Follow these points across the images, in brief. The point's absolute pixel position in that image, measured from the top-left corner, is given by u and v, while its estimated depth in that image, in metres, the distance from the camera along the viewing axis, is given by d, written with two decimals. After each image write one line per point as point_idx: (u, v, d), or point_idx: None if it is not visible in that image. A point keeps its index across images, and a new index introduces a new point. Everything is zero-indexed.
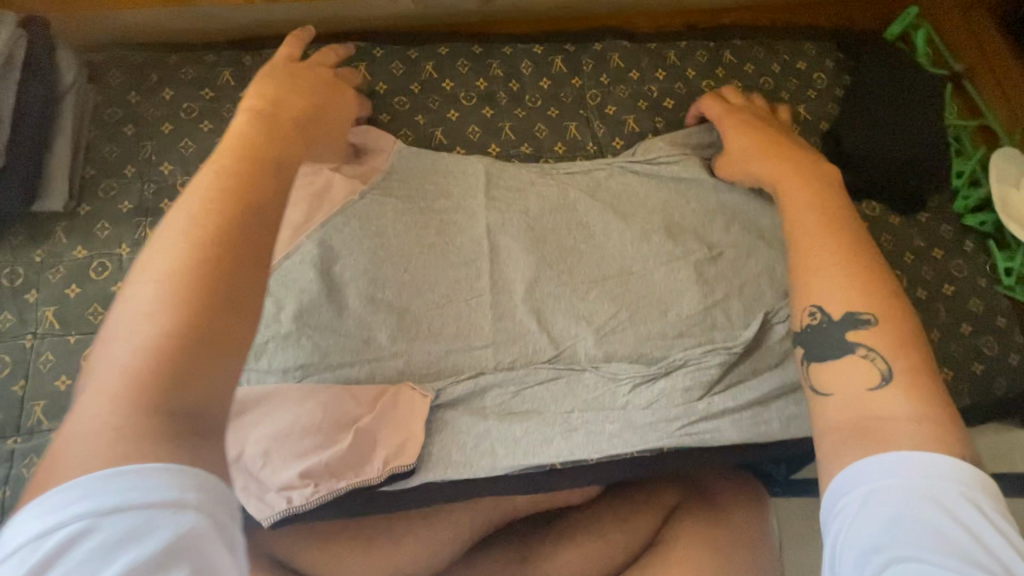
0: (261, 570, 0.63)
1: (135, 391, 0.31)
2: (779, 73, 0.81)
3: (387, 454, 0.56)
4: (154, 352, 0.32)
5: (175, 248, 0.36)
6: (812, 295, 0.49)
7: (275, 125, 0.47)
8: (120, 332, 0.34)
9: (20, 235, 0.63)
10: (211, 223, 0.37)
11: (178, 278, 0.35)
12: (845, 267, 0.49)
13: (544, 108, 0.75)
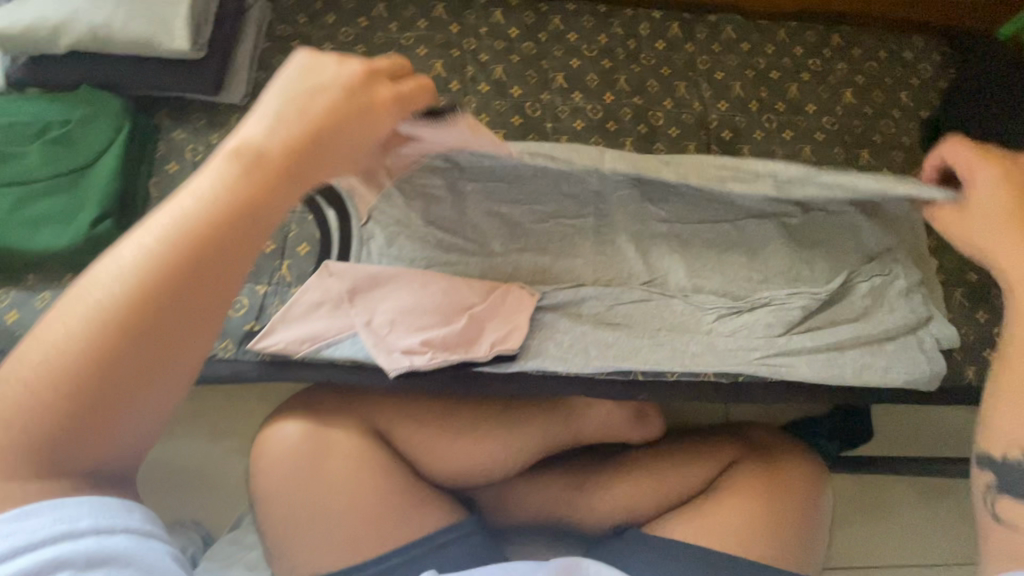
0: (365, 434, 0.72)
1: (29, 444, 0.31)
2: (884, 60, 0.84)
3: (494, 339, 0.64)
4: (40, 417, 0.31)
5: (95, 295, 0.33)
6: (1007, 426, 0.54)
7: (271, 166, 0.38)
8: (24, 370, 0.32)
9: (201, 119, 0.73)
10: (143, 278, 0.33)
11: (86, 338, 0.32)
12: None
13: (658, 67, 0.81)
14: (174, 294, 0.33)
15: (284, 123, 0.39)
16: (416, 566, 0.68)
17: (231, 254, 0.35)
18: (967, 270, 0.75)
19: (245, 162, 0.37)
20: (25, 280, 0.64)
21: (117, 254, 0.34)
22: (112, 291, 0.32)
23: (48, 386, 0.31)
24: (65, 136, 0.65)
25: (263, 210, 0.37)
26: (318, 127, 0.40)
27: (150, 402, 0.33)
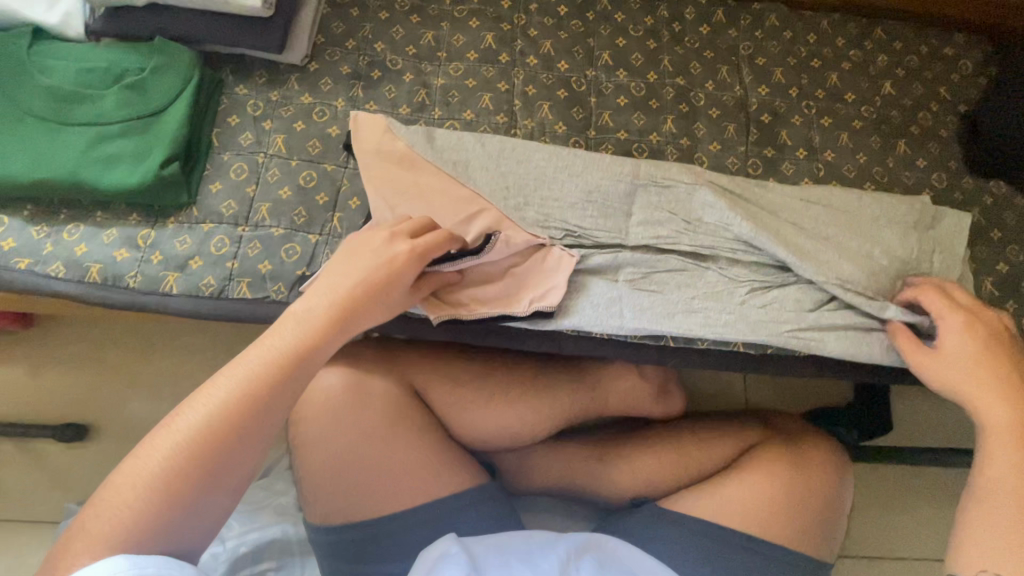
0: (400, 387, 0.75)
1: (151, 499, 0.42)
2: (925, 55, 0.86)
3: (534, 296, 0.67)
4: (172, 473, 0.43)
5: (224, 386, 0.46)
6: (974, 534, 0.54)
7: (348, 298, 0.54)
8: (161, 443, 0.43)
9: (263, 77, 0.77)
10: (257, 374, 0.47)
11: (217, 414, 0.44)
12: (1010, 534, 0.52)
13: (701, 50, 0.83)
14: (273, 387, 0.47)
15: (301, 320, 0.51)
16: (441, 515, 0.71)
17: (254, 431, 0.46)
18: (1000, 260, 0.75)
19: (315, 318, 0.51)
20: (96, 216, 0.69)
21: (226, 379, 0.46)
22: (195, 418, 0.44)
23: (143, 481, 0.42)
24: (140, 83, 0.69)
25: (307, 361, 0.49)
26: (324, 329, 0.51)
27: (210, 509, 0.44)
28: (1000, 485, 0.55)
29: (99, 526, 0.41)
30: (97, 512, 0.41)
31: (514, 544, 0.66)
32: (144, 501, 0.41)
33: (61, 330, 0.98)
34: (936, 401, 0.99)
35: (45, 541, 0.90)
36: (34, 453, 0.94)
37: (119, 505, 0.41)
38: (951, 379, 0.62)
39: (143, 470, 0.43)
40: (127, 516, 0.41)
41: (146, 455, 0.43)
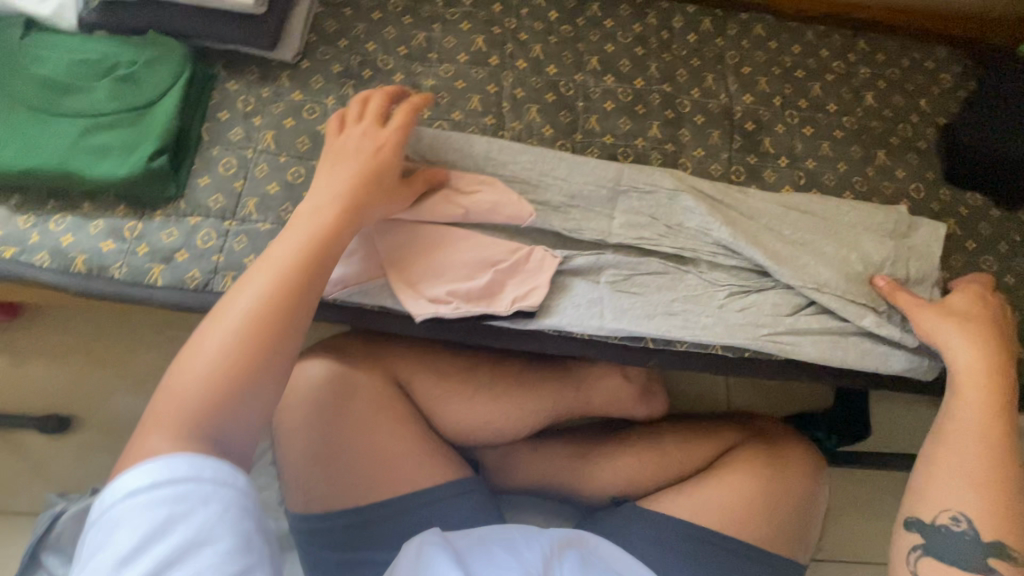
0: (382, 383, 0.76)
1: (202, 393, 0.44)
2: (906, 67, 0.87)
3: (516, 295, 0.68)
4: (216, 370, 0.45)
5: (249, 294, 0.49)
6: (929, 481, 0.63)
7: (343, 200, 0.57)
8: (201, 349, 0.46)
9: (255, 73, 0.77)
10: (274, 281, 0.50)
11: (248, 317, 0.47)
12: (960, 473, 0.61)
13: (688, 58, 0.85)
14: (292, 289, 0.50)
15: (310, 220, 0.55)
16: (421, 510, 0.71)
17: (292, 316, 0.49)
18: (974, 270, 0.77)
19: (309, 225, 0.54)
20: (83, 206, 0.69)
21: (245, 289, 0.49)
22: (232, 321, 0.47)
23: (202, 370, 0.45)
24: (131, 75, 0.70)
25: (323, 253, 0.53)
26: (329, 226, 0.55)
27: (262, 387, 0.46)
28: (955, 428, 0.64)
29: (166, 415, 0.43)
30: (160, 409, 0.44)
31: (496, 535, 0.67)
32: (202, 386, 0.44)
33: (47, 321, 0.98)
34: (913, 408, 1.01)
35: (25, 532, 0.89)
36: (15, 443, 0.94)
37: (184, 394, 0.44)
38: (934, 332, 0.67)
39: (197, 363, 0.45)
40: (190, 407, 0.43)
41: (198, 349, 0.46)
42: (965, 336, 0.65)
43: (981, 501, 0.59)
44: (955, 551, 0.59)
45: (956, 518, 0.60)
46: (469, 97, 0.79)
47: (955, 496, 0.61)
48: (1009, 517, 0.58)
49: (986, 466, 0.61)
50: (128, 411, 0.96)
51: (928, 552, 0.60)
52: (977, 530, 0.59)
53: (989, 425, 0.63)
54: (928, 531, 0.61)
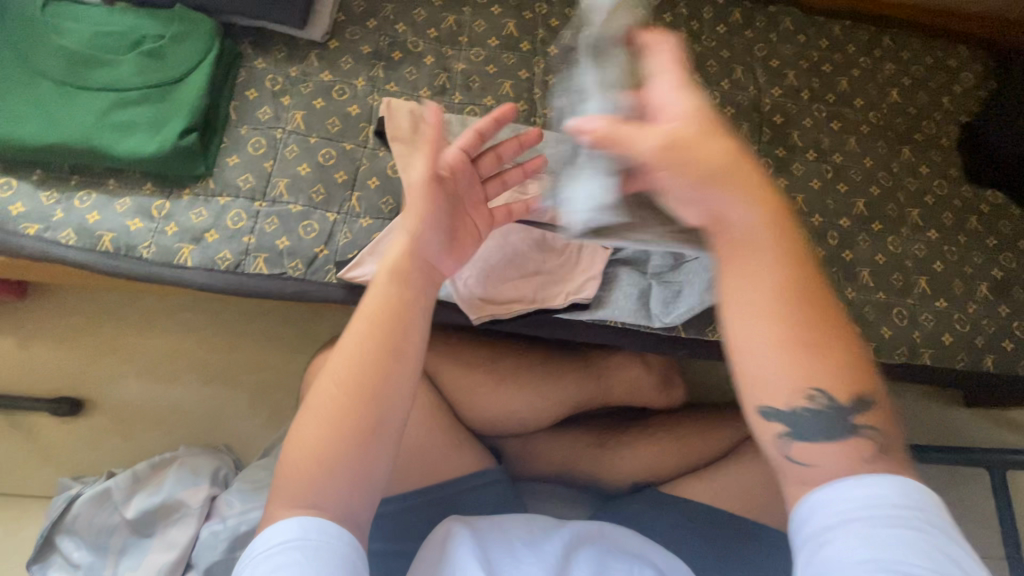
0: None
1: (313, 461, 0.44)
2: (930, 65, 0.88)
3: (568, 291, 0.70)
4: (328, 443, 0.45)
5: (359, 357, 0.47)
6: (738, 339, 0.41)
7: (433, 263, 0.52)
8: (316, 412, 0.46)
9: (283, 53, 0.76)
10: (371, 346, 0.48)
11: (354, 383, 0.46)
12: (792, 321, 0.39)
13: (717, 49, 0.85)
14: (390, 355, 0.48)
15: (403, 272, 0.51)
16: (449, 496, 0.71)
17: (384, 384, 0.47)
18: (994, 267, 0.78)
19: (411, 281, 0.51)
20: (108, 183, 0.68)
21: (348, 347, 0.48)
22: (338, 387, 0.46)
23: (309, 445, 0.45)
24: (158, 50, 0.68)
25: (412, 316, 0.50)
26: (411, 295, 0.50)
27: (364, 463, 0.45)
28: (773, 295, 0.40)
29: (281, 498, 0.45)
30: (285, 473, 0.45)
31: (518, 527, 0.67)
32: (301, 473, 0.44)
33: (56, 302, 0.96)
34: (921, 401, 1.04)
35: (37, 518, 0.88)
36: (25, 426, 0.92)
37: (301, 465, 0.45)
38: None
39: (311, 428, 0.46)
40: (302, 486, 0.44)
41: (304, 425, 0.46)
42: (755, 182, 0.41)
43: (795, 357, 0.39)
44: (831, 430, 0.40)
45: (812, 397, 0.40)
46: (501, 83, 0.78)
47: (780, 363, 0.40)
48: (812, 357, 0.40)
49: (803, 332, 0.39)
50: (142, 394, 0.95)
51: (843, 438, 0.40)
52: (831, 405, 0.40)
53: (780, 282, 0.40)
54: (784, 414, 0.40)
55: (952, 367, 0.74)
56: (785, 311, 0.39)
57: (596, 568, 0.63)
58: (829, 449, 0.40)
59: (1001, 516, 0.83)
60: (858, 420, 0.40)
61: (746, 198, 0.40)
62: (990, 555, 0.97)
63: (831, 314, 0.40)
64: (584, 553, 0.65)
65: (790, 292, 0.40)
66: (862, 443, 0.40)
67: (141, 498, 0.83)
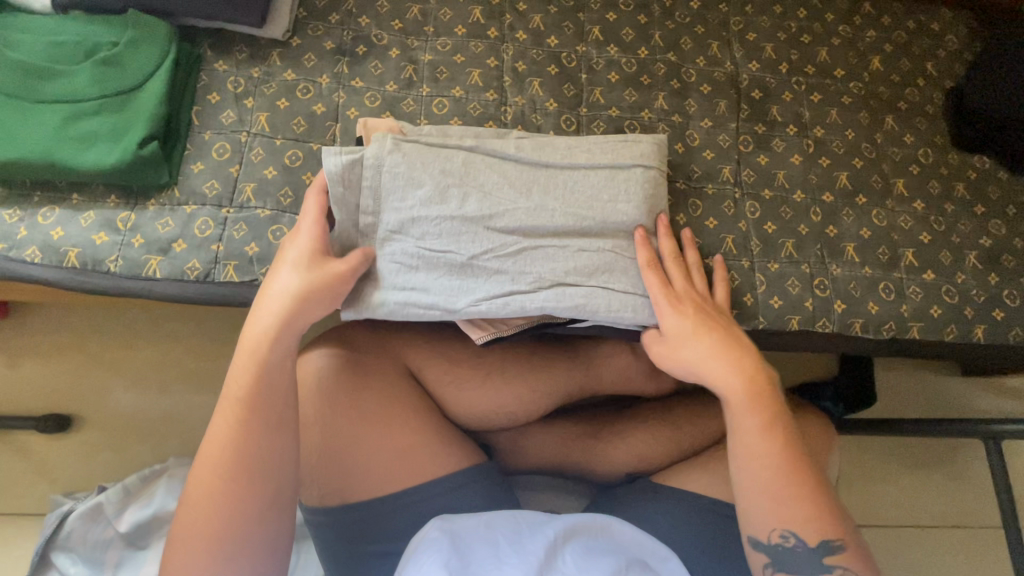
0: (394, 371, 0.75)
1: (200, 545, 0.52)
2: (912, 30, 0.86)
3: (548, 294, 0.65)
4: (204, 524, 0.53)
5: (220, 439, 0.55)
6: (759, 513, 0.60)
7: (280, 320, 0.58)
8: (193, 502, 0.54)
9: (244, 53, 0.74)
10: (231, 423, 0.55)
11: (222, 466, 0.54)
12: (784, 483, 0.60)
13: (691, 25, 0.82)
14: (251, 422, 0.55)
15: (256, 339, 0.58)
16: (436, 497, 0.70)
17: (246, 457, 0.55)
18: (983, 235, 0.76)
19: (260, 347, 0.57)
20: (72, 198, 0.66)
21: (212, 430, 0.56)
22: (210, 470, 0.54)
23: (189, 536, 0.53)
24: (114, 58, 0.67)
25: (269, 381, 0.57)
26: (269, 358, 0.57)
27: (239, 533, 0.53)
28: (748, 455, 0.61)
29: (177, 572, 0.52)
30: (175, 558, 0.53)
31: (507, 523, 0.66)
32: (202, 526, 0.53)
33: (38, 319, 0.95)
34: (917, 373, 1.02)
35: (33, 534, 0.88)
36: (15, 445, 0.91)
37: (187, 551, 0.52)
38: None
39: (190, 518, 0.53)
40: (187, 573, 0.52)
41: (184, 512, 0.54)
42: (727, 367, 0.63)
43: (787, 512, 0.59)
44: (800, 566, 0.59)
45: (785, 536, 0.59)
46: (469, 73, 0.76)
47: (784, 516, 0.59)
48: (805, 501, 0.59)
49: (778, 481, 0.59)
50: (130, 407, 0.94)
51: (832, 572, 0.58)
52: (803, 541, 0.58)
53: (765, 448, 0.61)
54: (771, 553, 0.59)
55: (941, 340, 0.73)
56: (761, 468, 0.60)
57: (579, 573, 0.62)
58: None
59: (1000, 486, 0.82)
60: (829, 559, 0.58)
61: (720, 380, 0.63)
62: (991, 523, 0.96)
63: (814, 480, 0.60)
64: (569, 554, 0.64)
65: (771, 459, 0.60)
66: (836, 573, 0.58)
67: (134, 511, 0.83)
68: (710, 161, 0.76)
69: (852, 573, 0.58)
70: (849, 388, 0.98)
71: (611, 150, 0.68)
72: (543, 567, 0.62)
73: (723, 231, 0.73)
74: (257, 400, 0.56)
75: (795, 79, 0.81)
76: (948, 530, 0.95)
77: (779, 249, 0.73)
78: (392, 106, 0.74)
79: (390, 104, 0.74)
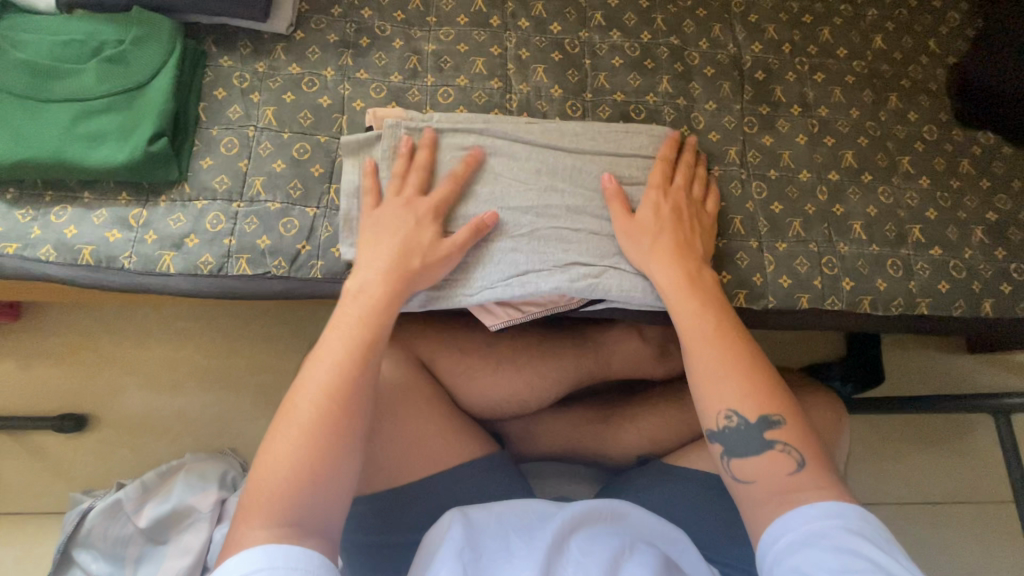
0: (407, 360, 0.75)
1: (284, 484, 0.50)
2: (914, 7, 0.86)
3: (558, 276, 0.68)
4: (296, 466, 0.50)
5: (324, 377, 0.54)
6: (721, 402, 0.57)
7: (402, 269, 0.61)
8: (287, 433, 0.52)
9: (248, 48, 0.74)
10: (341, 366, 0.55)
11: (323, 407, 0.53)
12: (729, 368, 0.57)
13: (693, 8, 0.82)
14: (353, 366, 0.56)
15: (360, 295, 0.59)
16: (452, 484, 0.71)
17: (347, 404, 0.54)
18: (989, 210, 0.77)
19: (368, 302, 0.59)
20: (84, 196, 0.67)
21: (316, 368, 0.55)
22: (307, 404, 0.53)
23: (274, 469, 0.50)
24: (120, 55, 0.67)
25: (373, 336, 0.58)
26: (374, 313, 0.58)
27: (332, 479, 0.51)
28: (691, 336, 0.60)
29: (253, 507, 0.49)
30: (255, 489, 0.50)
31: (517, 520, 0.68)
32: (271, 492, 0.49)
33: (51, 321, 0.96)
34: (925, 351, 1.03)
35: (53, 534, 0.89)
36: (33, 445, 0.92)
37: (266, 485, 0.50)
38: None
39: (278, 452, 0.51)
40: (266, 503, 0.49)
41: (270, 450, 0.52)
42: (673, 254, 0.65)
43: (733, 388, 0.57)
44: (750, 445, 0.55)
45: (728, 416, 0.56)
46: (473, 62, 0.76)
47: (728, 395, 0.57)
48: (753, 383, 0.57)
49: (714, 362, 0.58)
50: (145, 405, 0.95)
51: (772, 448, 0.55)
52: (744, 418, 0.56)
53: (708, 329, 0.60)
54: (720, 437, 0.57)
55: (950, 315, 0.73)
56: (706, 349, 0.59)
57: (583, 558, 0.61)
58: (761, 458, 0.55)
59: (1010, 459, 0.82)
60: (770, 434, 0.55)
61: (664, 266, 0.65)
62: (1002, 498, 0.97)
63: (760, 362, 0.58)
64: (576, 541, 0.63)
65: (713, 343, 0.59)
66: (784, 461, 0.54)
67: (153, 506, 0.83)
68: (715, 143, 0.76)
69: (795, 452, 0.55)
70: (857, 367, 0.98)
71: (614, 139, 0.72)
72: (552, 556, 0.61)
73: (730, 213, 0.74)
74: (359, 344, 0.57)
75: (799, 59, 0.81)
76: (959, 506, 0.96)
77: (787, 229, 0.74)
78: (397, 97, 0.74)
79: (395, 95, 0.74)
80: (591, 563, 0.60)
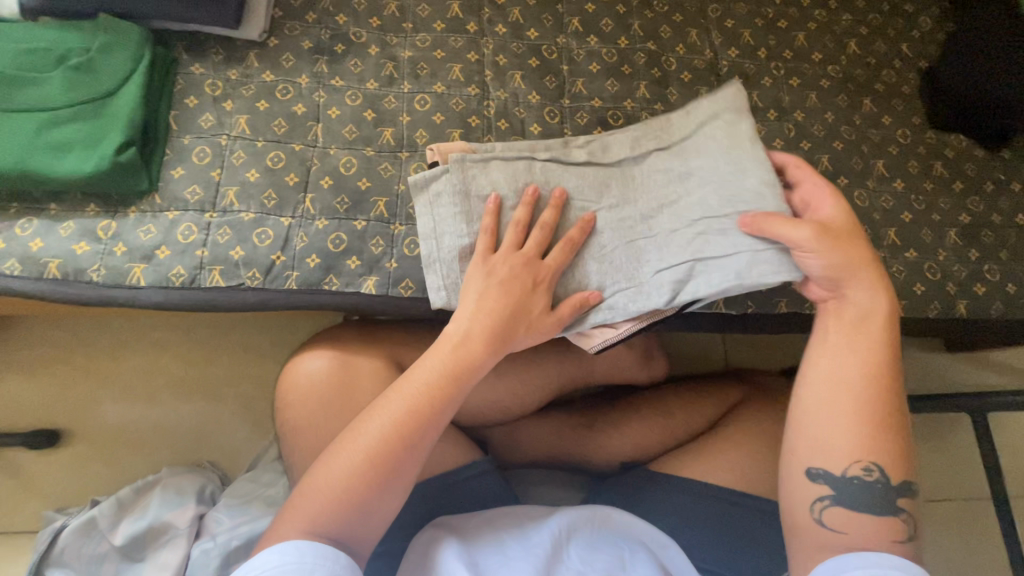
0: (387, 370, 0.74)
1: (330, 508, 0.51)
2: (886, 12, 0.87)
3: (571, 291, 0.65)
4: (345, 494, 0.52)
5: (396, 412, 0.55)
6: (870, 453, 0.55)
7: (497, 314, 0.59)
8: (346, 461, 0.53)
9: (220, 55, 0.73)
10: (419, 406, 0.55)
11: (385, 443, 0.54)
12: (876, 421, 0.56)
13: (670, 13, 0.83)
14: (425, 412, 0.55)
15: (454, 343, 0.58)
16: (433, 494, 0.71)
17: (411, 441, 0.54)
18: (962, 212, 0.78)
19: (451, 348, 0.58)
20: (50, 208, 0.65)
21: (392, 402, 0.56)
22: (374, 436, 0.54)
23: (326, 487, 0.52)
24: (87, 63, 0.65)
25: (453, 382, 0.57)
26: (453, 356, 0.58)
27: (373, 506, 0.53)
28: (851, 373, 0.57)
29: (292, 511, 0.52)
30: (301, 497, 0.52)
31: (507, 522, 0.67)
32: (314, 511, 0.51)
33: (22, 334, 0.94)
34: (903, 350, 1.04)
35: (25, 553, 0.86)
36: (3, 462, 0.90)
37: (311, 499, 0.52)
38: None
39: (333, 473, 0.53)
40: (307, 514, 0.51)
41: (323, 476, 0.53)
42: (880, 284, 0.58)
43: (880, 444, 0.55)
44: (872, 503, 0.55)
45: (866, 468, 0.55)
46: (450, 68, 0.76)
47: (876, 447, 0.55)
48: (902, 447, 0.56)
49: (872, 410, 0.56)
50: (120, 418, 0.93)
51: (897, 514, 0.56)
52: (886, 478, 0.55)
53: (871, 372, 0.57)
54: (841, 484, 0.55)
55: (926, 316, 0.74)
56: (868, 392, 0.56)
57: (583, 567, 0.62)
58: (874, 522, 0.55)
59: (987, 456, 0.83)
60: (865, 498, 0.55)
61: (872, 289, 0.58)
62: (980, 494, 0.98)
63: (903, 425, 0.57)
64: (574, 549, 0.64)
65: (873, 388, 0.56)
66: (891, 523, 0.55)
67: (128, 523, 0.81)
68: None
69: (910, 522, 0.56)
70: None
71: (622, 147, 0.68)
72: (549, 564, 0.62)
73: None
74: (442, 390, 0.56)
75: (774, 64, 0.82)
76: (938, 503, 0.97)
77: None
78: (373, 104, 0.73)
79: (371, 102, 0.73)
80: (592, 572, 0.62)
